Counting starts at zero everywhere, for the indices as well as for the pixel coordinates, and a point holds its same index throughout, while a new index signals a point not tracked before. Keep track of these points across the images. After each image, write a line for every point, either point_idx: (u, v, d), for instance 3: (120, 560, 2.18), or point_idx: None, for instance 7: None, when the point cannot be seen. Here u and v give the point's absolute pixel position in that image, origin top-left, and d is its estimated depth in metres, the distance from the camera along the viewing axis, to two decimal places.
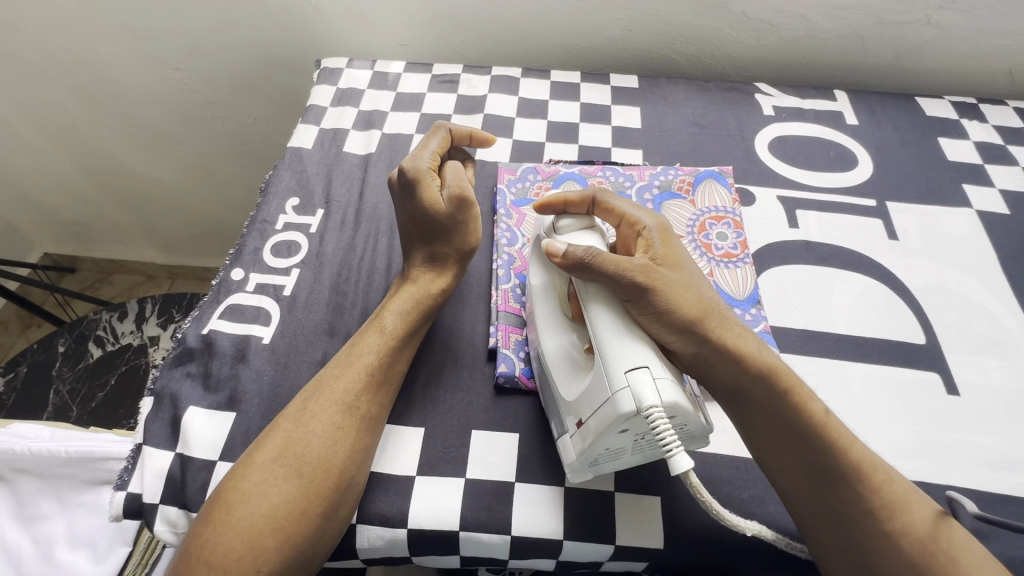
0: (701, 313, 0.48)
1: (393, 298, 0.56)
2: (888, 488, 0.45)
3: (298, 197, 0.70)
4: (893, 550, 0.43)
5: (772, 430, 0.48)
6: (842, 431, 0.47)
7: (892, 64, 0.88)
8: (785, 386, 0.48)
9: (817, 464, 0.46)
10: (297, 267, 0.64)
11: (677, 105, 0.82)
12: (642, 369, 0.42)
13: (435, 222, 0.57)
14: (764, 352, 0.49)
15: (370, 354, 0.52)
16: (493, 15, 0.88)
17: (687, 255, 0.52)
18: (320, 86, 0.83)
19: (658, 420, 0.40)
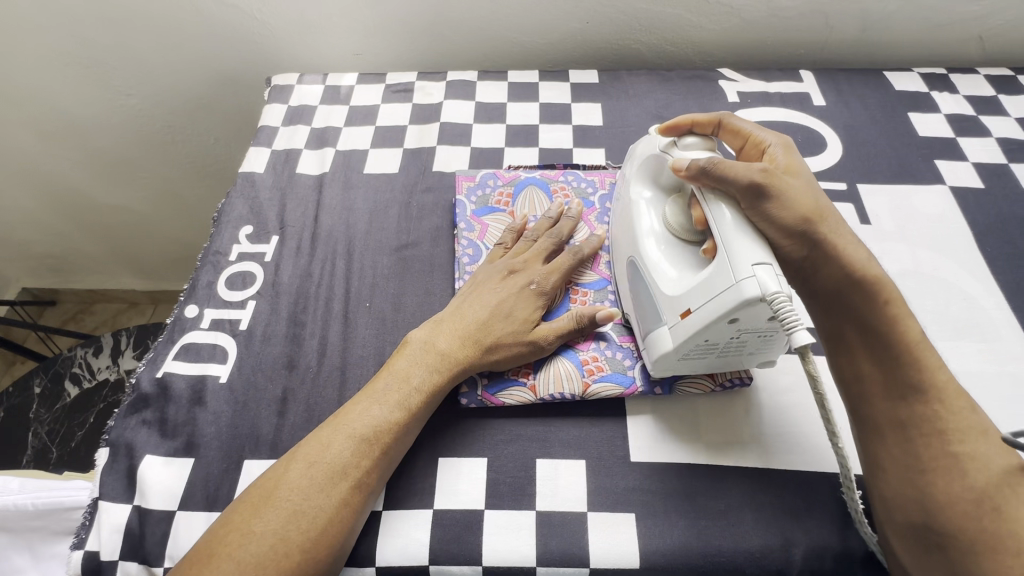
0: (814, 218, 0.48)
1: (415, 364, 0.52)
2: (965, 415, 0.43)
3: (252, 225, 0.68)
4: (958, 470, 0.41)
5: (873, 333, 0.45)
6: (933, 355, 0.45)
7: (859, 38, 0.85)
8: (887, 292, 0.46)
9: (905, 370, 0.44)
10: (253, 299, 0.62)
11: (640, 97, 0.79)
12: (766, 263, 0.43)
13: (518, 332, 0.53)
14: (872, 262, 0.47)
15: (378, 419, 0.49)
16: (446, 18, 0.86)
17: (809, 171, 0.52)
18: (271, 105, 0.80)
19: (783, 307, 0.41)
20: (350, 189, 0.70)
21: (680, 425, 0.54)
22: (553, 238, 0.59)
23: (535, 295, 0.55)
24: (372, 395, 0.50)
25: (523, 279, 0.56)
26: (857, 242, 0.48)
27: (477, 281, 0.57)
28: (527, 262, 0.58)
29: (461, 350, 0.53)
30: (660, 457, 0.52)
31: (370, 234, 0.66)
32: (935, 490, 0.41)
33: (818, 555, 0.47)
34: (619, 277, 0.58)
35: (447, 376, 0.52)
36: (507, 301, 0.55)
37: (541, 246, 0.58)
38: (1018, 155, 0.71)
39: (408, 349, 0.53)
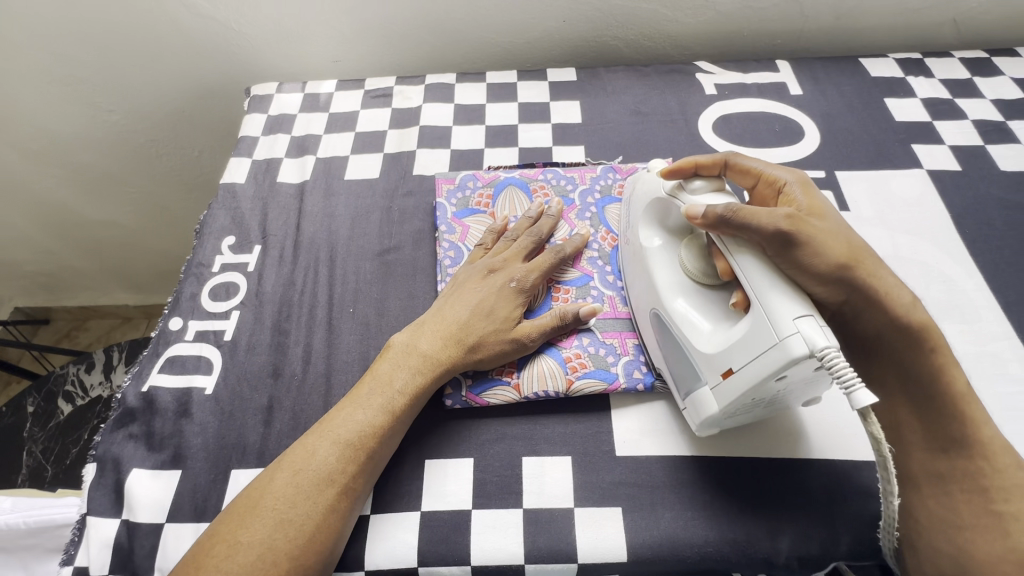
0: (852, 261, 0.45)
1: (396, 368, 0.52)
2: (1012, 473, 0.43)
3: (234, 235, 0.68)
4: (1001, 531, 0.42)
5: (917, 384, 0.45)
6: (977, 405, 0.44)
7: (834, 26, 0.86)
8: (933, 342, 0.45)
9: (952, 423, 0.44)
10: (237, 309, 0.62)
11: (618, 93, 0.79)
12: (808, 314, 0.41)
13: (494, 332, 0.53)
14: (915, 307, 0.45)
15: (362, 424, 0.49)
16: (423, 21, 0.86)
17: (833, 207, 0.49)
18: (251, 116, 0.80)
19: (836, 363, 0.39)
20: (331, 196, 0.70)
21: (665, 420, 0.54)
22: (533, 236, 0.59)
23: (516, 292, 0.55)
24: (355, 400, 0.50)
25: (503, 278, 0.56)
26: (895, 281, 0.46)
27: (458, 283, 0.57)
28: (507, 260, 0.58)
29: (443, 350, 0.53)
30: (645, 451, 0.52)
31: (352, 240, 0.66)
32: (974, 548, 0.42)
33: (804, 542, 0.47)
34: (642, 327, 0.56)
35: (430, 378, 0.52)
36: (487, 300, 0.55)
37: (522, 244, 0.59)
38: (994, 136, 0.72)
39: (391, 353, 0.54)
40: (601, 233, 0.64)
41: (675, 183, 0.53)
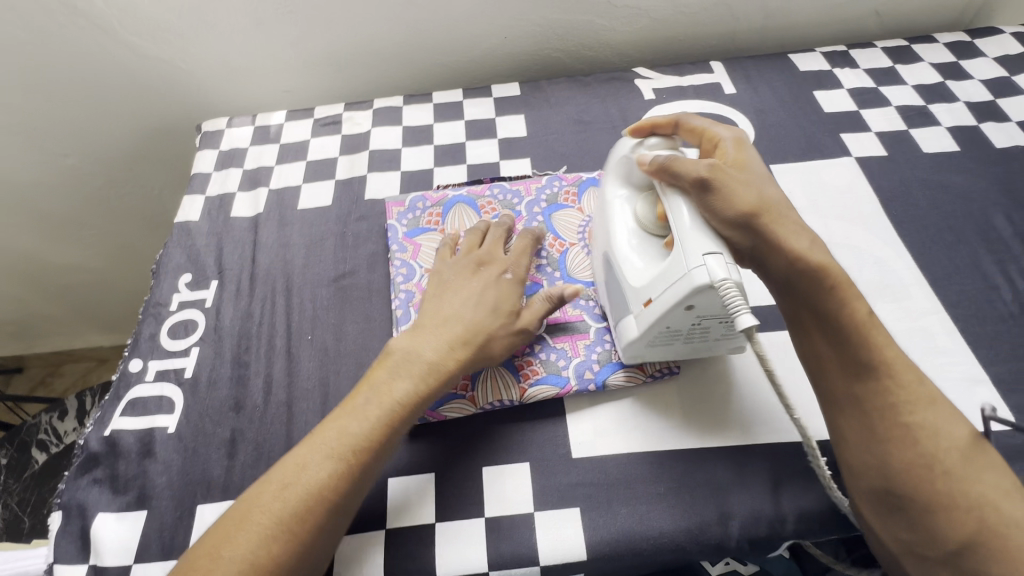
0: (758, 210, 0.46)
1: (393, 377, 0.51)
2: (914, 386, 0.44)
3: (191, 272, 0.69)
4: (913, 438, 0.43)
5: (827, 323, 0.46)
6: (882, 332, 0.46)
7: (764, 25, 0.89)
8: (841, 283, 0.46)
9: (863, 352, 0.45)
10: (196, 345, 0.63)
11: (561, 104, 0.82)
12: (717, 252, 0.44)
13: (498, 319, 0.54)
14: (816, 248, 0.46)
15: (356, 437, 0.48)
16: (368, 47, 0.88)
17: (761, 163, 0.51)
18: (203, 152, 0.82)
19: (729, 291, 0.43)
20: (285, 226, 0.72)
21: (619, 418, 0.56)
22: (504, 228, 0.62)
23: (510, 281, 0.57)
24: (350, 411, 0.49)
25: (494, 269, 0.57)
26: (804, 229, 0.47)
27: (446, 277, 0.58)
28: (492, 254, 0.59)
29: (444, 351, 0.52)
30: (599, 450, 0.54)
31: (308, 268, 0.68)
32: (895, 458, 0.43)
33: (753, 524, 0.49)
34: (598, 273, 0.60)
35: (434, 381, 0.51)
36: (485, 292, 0.55)
37: (497, 234, 0.61)
38: (917, 120, 0.75)
39: (391, 360, 0.52)
40: (549, 240, 0.65)
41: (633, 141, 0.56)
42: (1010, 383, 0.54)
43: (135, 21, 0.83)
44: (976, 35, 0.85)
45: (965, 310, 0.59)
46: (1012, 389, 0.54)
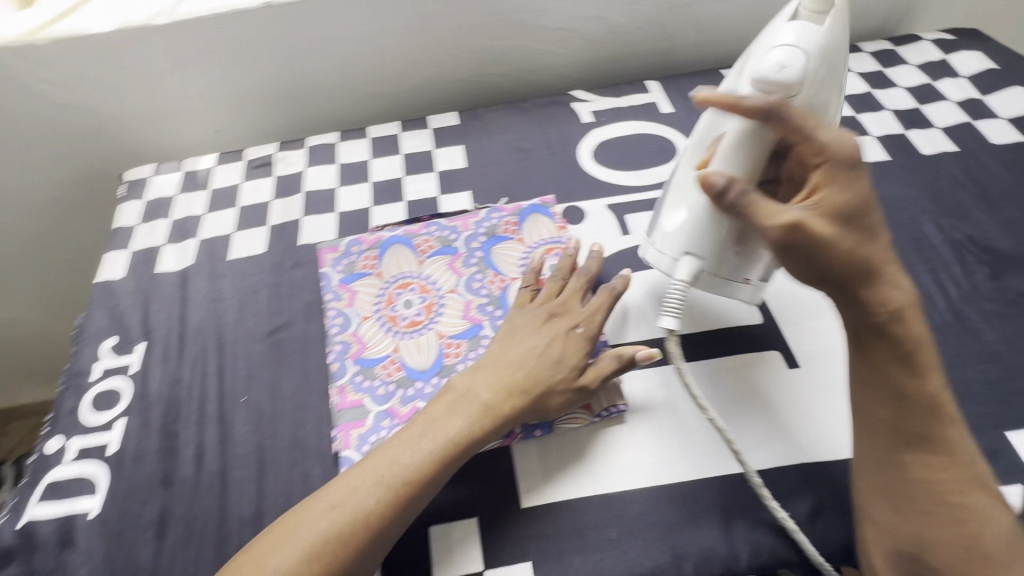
0: (847, 278, 0.43)
1: (452, 413, 0.50)
2: (972, 468, 0.43)
3: (115, 336, 0.65)
4: (956, 518, 0.42)
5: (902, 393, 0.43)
6: (951, 412, 0.44)
7: (697, 41, 0.90)
8: (927, 360, 0.44)
9: (931, 423, 0.43)
10: (121, 417, 0.59)
11: (499, 132, 0.81)
12: (694, 256, 0.53)
13: (563, 378, 0.52)
14: (908, 322, 0.43)
15: (407, 467, 0.47)
16: (300, 83, 0.85)
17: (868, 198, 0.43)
18: (127, 203, 0.78)
19: (673, 296, 0.54)
20: (216, 279, 0.68)
21: (570, 462, 0.54)
22: (584, 277, 0.58)
23: (581, 339, 0.54)
24: (411, 433, 0.50)
25: (566, 323, 0.55)
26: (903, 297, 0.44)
27: (516, 325, 0.56)
28: (567, 305, 0.57)
29: (506, 400, 0.51)
30: (549, 497, 0.52)
31: (241, 323, 0.65)
32: (930, 529, 0.42)
33: (707, 563, 0.49)
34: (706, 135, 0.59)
35: (489, 429, 0.50)
36: (553, 347, 0.53)
37: (576, 285, 0.58)
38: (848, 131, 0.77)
39: (448, 397, 0.52)
40: (489, 276, 0.63)
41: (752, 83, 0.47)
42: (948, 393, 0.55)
43: (46, 70, 0.79)
44: (898, 43, 0.87)
45: None
46: None
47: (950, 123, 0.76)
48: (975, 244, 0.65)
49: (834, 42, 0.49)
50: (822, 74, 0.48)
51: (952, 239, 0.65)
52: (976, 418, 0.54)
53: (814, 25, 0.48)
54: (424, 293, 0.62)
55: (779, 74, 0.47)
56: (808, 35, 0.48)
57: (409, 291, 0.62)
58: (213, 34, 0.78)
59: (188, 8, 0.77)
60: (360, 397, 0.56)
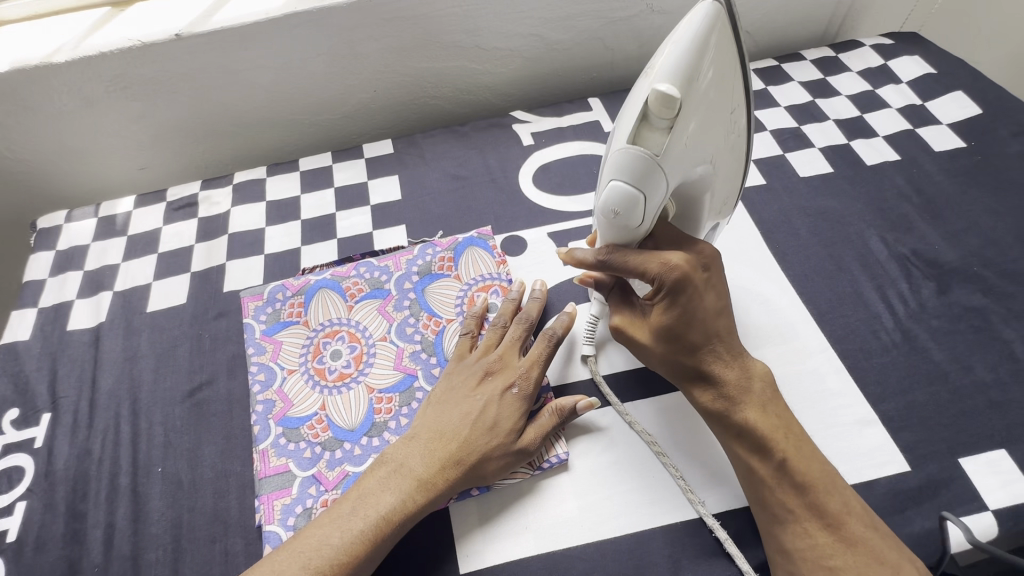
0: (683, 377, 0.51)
1: (382, 487, 0.47)
2: (860, 531, 0.44)
3: (18, 407, 0.59)
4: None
5: (753, 471, 0.47)
6: (823, 477, 0.46)
7: (640, 54, 0.88)
8: (772, 439, 0.47)
9: (786, 496, 0.45)
10: (23, 499, 0.54)
11: (437, 159, 0.77)
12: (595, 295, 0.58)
13: (500, 445, 0.49)
14: (744, 410, 0.48)
15: (336, 550, 0.44)
16: (224, 113, 0.80)
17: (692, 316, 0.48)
18: (37, 255, 0.72)
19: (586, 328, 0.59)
20: (132, 335, 0.64)
21: (513, 518, 0.50)
22: (523, 323, 0.55)
23: (517, 398, 0.51)
24: (337, 506, 0.47)
25: (501, 381, 0.52)
26: (732, 390, 0.49)
27: (449, 388, 0.53)
28: (504, 360, 0.53)
29: (440, 472, 0.48)
30: (489, 559, 0.49)
31: (158, 383, 0.60)
32: None
33: None
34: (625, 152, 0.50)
35: (423, 503, 0.47)
36: (488, 410, 0.50)
37: (513, 334, 0.55)
38: (792, 143, 0.75)
39: (382, 468, 0.48)
40: (423, 319, 0.60)
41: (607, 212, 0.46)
42: (898, 419, 0.53)
43: None
44: (840, 49, 0.86)
45: (850, 344, 0.58)
46: (901, 426, 0.53)
47: (893, 131, 0.75)
48: (920, 257, 0.63)
49: (682, 151, 0.43)
50: (665, 195, 0.45)
51: (898, 253, 0.64)
52: (928, 444, 0.52)
53: (654, 148, 0.42)
54: (353, 342, 0.58)
55: (616, 217, 0.46)
56: (647, 170, 0.43)
57: (337, 340, 0.59)
58: (122, 69, 0.72)
59: (91, 42, 0.71)
60: (284, 462, 0.52)
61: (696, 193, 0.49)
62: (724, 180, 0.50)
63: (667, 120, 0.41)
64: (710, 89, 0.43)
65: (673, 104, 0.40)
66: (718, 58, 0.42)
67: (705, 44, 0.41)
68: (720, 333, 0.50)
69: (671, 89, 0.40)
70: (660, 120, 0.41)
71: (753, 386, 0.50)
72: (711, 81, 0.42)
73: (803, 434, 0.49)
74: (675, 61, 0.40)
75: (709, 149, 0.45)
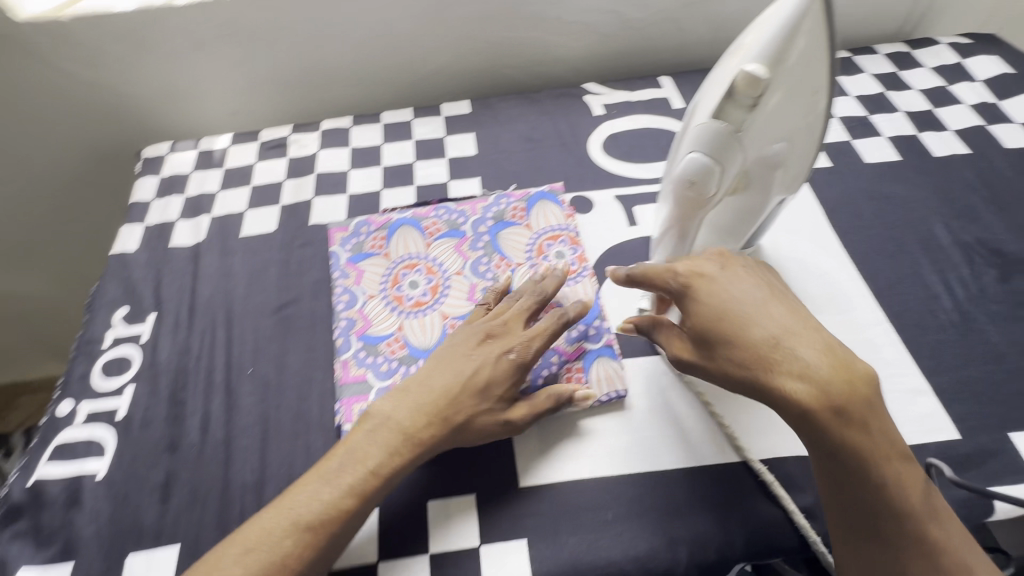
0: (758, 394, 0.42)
1: (369, 440, 0.48)
2: (957, 549, 0.40)
3: (127, 306, 0.66)
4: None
5: (842, 489, 0.41)
6: (920, 499, 0.40)
7: (713, 38, 0.91)
8: (869, 459, 0.40)
9: (877, 520, 0.40)
10: (130, 384, 0.60)
11: (511, 121, 0.81)
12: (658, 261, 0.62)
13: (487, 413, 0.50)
14: (839, 425, 0.39)
15: (324, 504, 0.45)
16: (317, 67, 0.86)
17: (747, 308, 0.43)
18: (143, 179, 0.79)
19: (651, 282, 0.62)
20: (228, 254, 0.70)
21: (571, 444, 0.54)
22: (535, 296, 0.56)
23: (511, 368, 0.51)
24: (335, 460, 0.47)
25: (499, 348, 0.52)
26: (828, 402, 0.39)
27: (450, 346, 0.53)
28: (507, 328, 0.54)
29: (426, 429, 0.49)
30: (546, 477, 0.53)
31: (249, 298, 0.66)
32: None
33: (701, 550, 0.48)
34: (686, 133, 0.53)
35: (409, 458, 0.48)
36: (479, 375, 0.50)
37: (523, 304, 0.55)
38: (860, 131, 0.77)
39: (368, 423, 0.49)
40: (495, 260, 0.64)
41: (681, 178, 0.49)
42: (952, 392, 0.55)
43: (70, 47, 0.81)
44: (915, 45, 0.87)
45: (907, 320, 0.60)
46: (954, 399, 0.55)
47: (963, 126, 0.76)
48: (984, 246, 0.65)
49: (767, 128, 0.45)
50: (742, 170, 0.48)
51: (962, 241, 0.65)
52: (979, 417, 0.53)
53: (733, 124, 0.45)
54: (430, 274, 0.63)
55: (690, 187, 0.49)
56: (726, 144, 0.45)
57: (415, 272, 0.63)
58: (233, 15, 0.79)
59: None
60: (363, 372, 0.57)
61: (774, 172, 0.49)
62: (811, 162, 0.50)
63: (751, 99, 0.43)
64: (804, 71, 0.43)
65: (760, 83, 0.42)
66: (818, 40, 0.42)
67: (800, 24, 0.41)
68: (794, 331, 0.42)
69: (758, 70, 0.42)
70: (743, 99, 0.43)
71: (854, 394, 0.40)
72: (806, 63, 0.43)
73: (904, 449, 0.41)
74: (765, 41, 0.42)
75: (796, 129, 0.46)
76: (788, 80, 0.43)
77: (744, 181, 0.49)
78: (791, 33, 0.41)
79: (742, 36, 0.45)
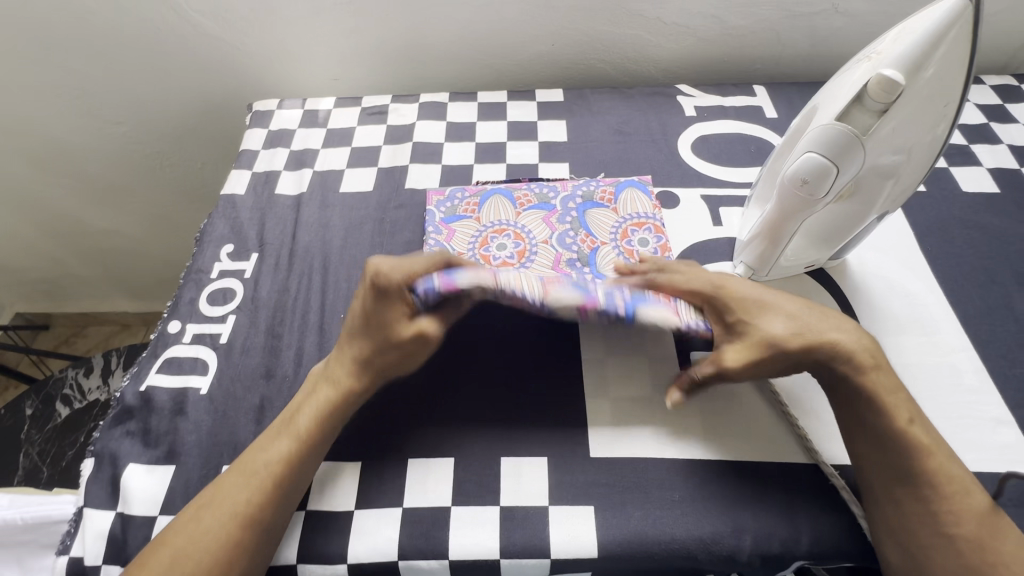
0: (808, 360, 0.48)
1: (309, 400, 0.53)
2: (978, 500, 0.45)
3: (233, 243, 0.71)
4: (948, 548, 0.43)
5: (867, 436, 0.47)
6: (941, 450, 0.46)
7: (811, 53, 0.90)
8: (893, 404, 0.47)
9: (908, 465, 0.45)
10: (233, 313, 0.65)
11: (603, 113, 0.84)
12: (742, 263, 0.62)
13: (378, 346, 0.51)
14: (871, 374, 0.47)
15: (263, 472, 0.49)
16: (421, 42, 0.90)
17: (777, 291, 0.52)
18: (253, 130, 0.85)
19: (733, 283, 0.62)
20: (327, 207, 0.74)
21: (642, 425, 0.56)
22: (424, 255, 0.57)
23: (376, 292, 0.51)
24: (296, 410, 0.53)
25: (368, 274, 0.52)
26: (857, 353, 0.48)
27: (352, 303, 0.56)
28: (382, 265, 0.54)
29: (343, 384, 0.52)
30: (617, 451, 0.54)
31: (345, 249, 0.70)
32: (934, 549, 0.43)
33: (766, 540, 0.49)
34: (792, 137, 0.54)
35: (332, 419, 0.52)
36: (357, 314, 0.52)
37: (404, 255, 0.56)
38: (959, 159, 0.76)
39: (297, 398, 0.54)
40: (581, 236, 0.66)
41: (791, 177, 0.50)
42: None
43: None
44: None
45: (995, 350, 0.59)
46: None
47: None
48: None
49: (890, 137, 0.46)
50: (857, 176, 0.48)
51: None
52: None
53: (859, 128, 0.46)
54: (518, 240, 0.66)
55: (801, 187, 0.49)
56: (848, 147, 0.46)
57: (503, 236, 0.66)
58: None
59: None
60: None
61: (885, 183, 0.50)
62: (920, 177, 0.51)
63: (882, 105, 0.44)
64: (942, 82, 0.44)
65: (896, 88, 0.43)
66: (959, 54, 0.43)
67: (947, 34, 0.42)
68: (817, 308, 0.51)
69: (897, 76, 0.43)
70: (874, 103, 0.44)
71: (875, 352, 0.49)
72: (946, 75, 0.44)
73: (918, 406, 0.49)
74: (908, 48, 0.43)
75: (918, 142, 0.47)
76: (922, 91, 0.44)
77: (853, 188, 0.50)
78: (938, 42, 0.42)
79: (873, 44, 0.47)
